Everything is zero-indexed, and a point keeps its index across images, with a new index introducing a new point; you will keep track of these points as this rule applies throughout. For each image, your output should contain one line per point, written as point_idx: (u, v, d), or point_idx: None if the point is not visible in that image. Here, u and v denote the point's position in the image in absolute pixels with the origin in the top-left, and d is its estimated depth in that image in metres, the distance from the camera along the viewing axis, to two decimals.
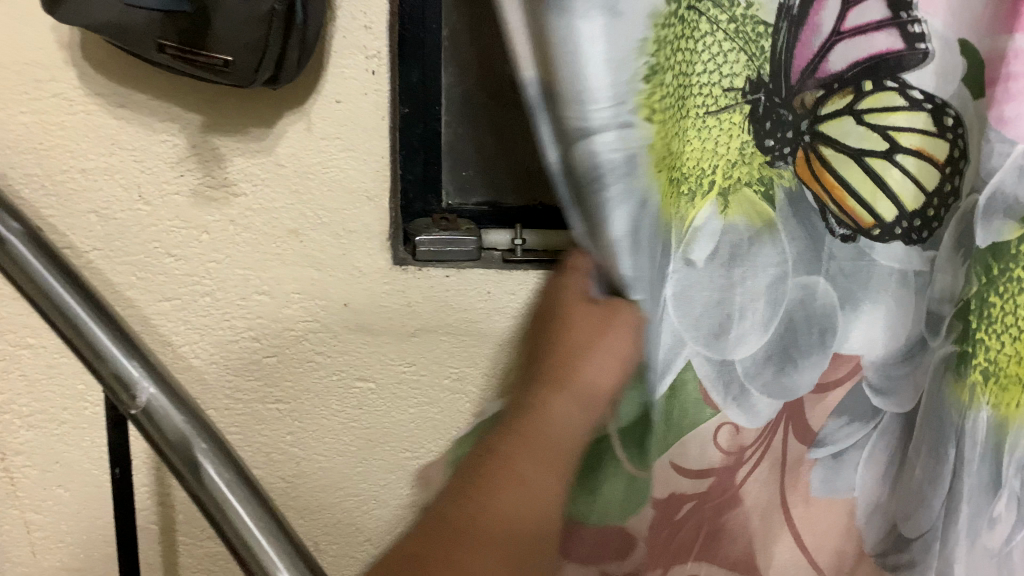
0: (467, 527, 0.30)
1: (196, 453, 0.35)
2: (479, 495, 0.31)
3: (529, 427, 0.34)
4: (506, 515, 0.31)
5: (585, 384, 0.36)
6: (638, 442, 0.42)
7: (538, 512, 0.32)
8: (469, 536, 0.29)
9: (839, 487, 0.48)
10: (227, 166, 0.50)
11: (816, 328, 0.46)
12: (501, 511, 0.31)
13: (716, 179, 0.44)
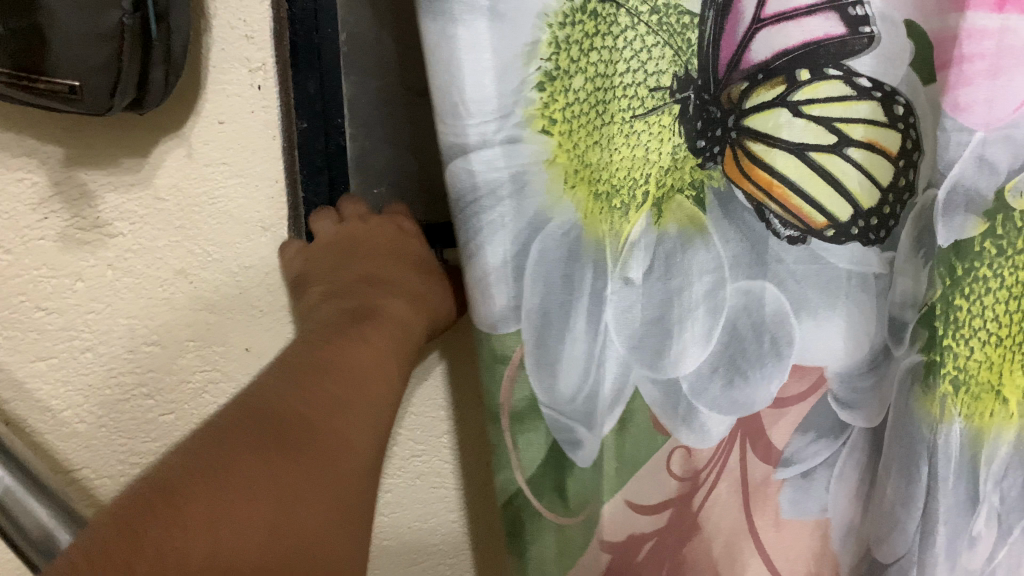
0: (293, 410, 0.31)
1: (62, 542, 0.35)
2: (324, 351, 0.36)
3: (338, 333, 0.37)
4: (335, 376, 0.34)
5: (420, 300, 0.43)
6: (553, 487, 0.42)
7: (363, 357, 0.36)
8: (322, 436, 0.31)
9: (809, 507, 0.45)
10: (98, 204, 0.43)
11: (766, 337, 0.42)
12: (334, 398, 0.33)
13: (649, 189, 0.41)
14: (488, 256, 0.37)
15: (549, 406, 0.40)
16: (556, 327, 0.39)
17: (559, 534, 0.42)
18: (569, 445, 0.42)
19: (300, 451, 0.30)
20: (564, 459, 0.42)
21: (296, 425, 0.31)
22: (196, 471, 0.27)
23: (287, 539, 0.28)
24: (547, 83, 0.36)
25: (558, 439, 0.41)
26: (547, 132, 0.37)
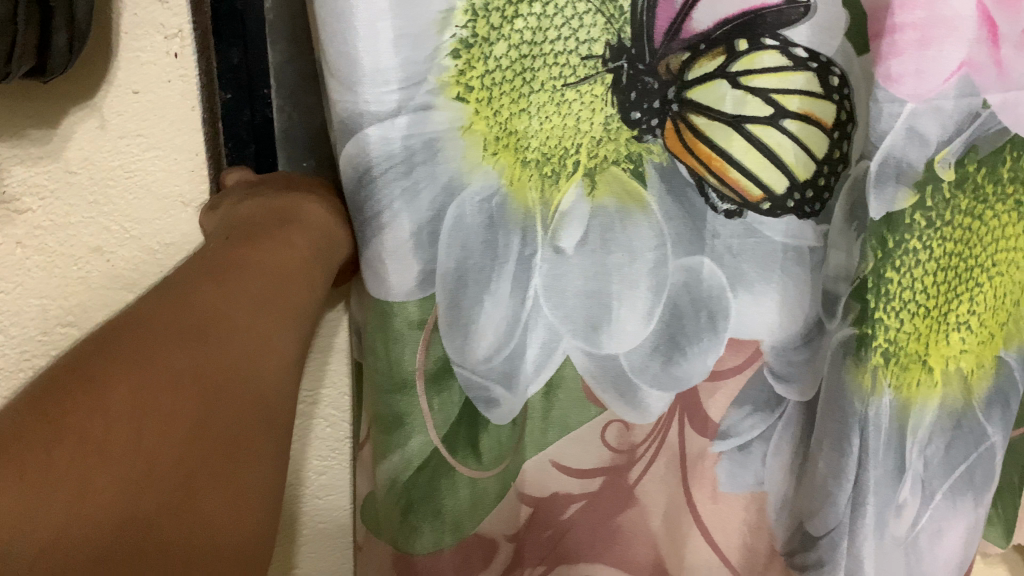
0: (216, 304, 0.29)
1: None
2: (241, 249, 0.33)
3: (259, 233, 0.35)
4: (257, 275, 0.32)
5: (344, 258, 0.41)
6: (469, 443, 0.42)
7: (280, 261, 0.33)
8: (244, 332, 0.29)
9: (744, 479, 0.46)
10: (3, 178, 0.40)
11: (703, 313, 0.43)
12: (256, 295, 0.31)
13: (580, 159, 0.40)
14: (401, 221, 0.36)
15: (459, 363, 0.40)
16: (472, 290, 0.39)
17: (472, 488, 0.42)
18: (482, 406, 0.42)
19: (223, 343, 0.27)
20: (478, 416, 0.42)
21: (220, 318, 0.28)
22: (118, 355, 0.24)
23: (211, 438, 0.25)
24: (463, 50, 0.36)
25: (471, 395, 0.41)
26: (463, 100, 0.37)
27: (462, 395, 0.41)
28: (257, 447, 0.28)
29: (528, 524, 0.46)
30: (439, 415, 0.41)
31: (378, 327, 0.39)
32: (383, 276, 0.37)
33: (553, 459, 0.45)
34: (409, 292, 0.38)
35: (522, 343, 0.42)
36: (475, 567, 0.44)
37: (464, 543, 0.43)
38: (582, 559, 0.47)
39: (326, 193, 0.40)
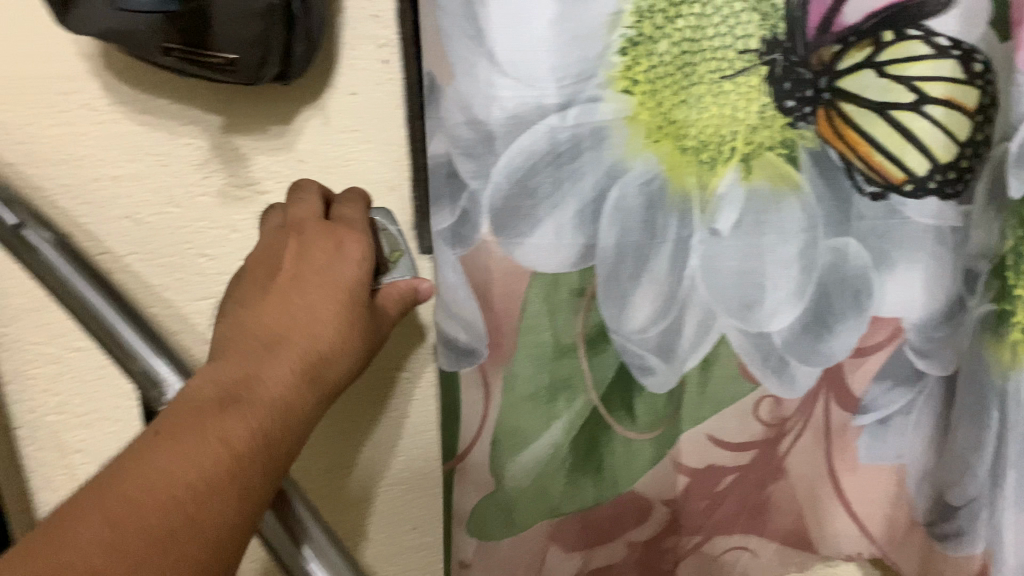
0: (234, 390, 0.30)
1: None
2: (191, 391, 0.30)
3: (231, 363, 0.32)
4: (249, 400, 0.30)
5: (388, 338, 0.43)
6: (624, 405, 0.47)
7: (290, 347, 0.33)
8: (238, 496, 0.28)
9: (883, 454, 0.49)
10: (249, 165, 0.51)
11: (850, 291, 0.46)
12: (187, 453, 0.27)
13: (737, 146, 0.44)
14: (568, 200, 0.42)
15: (617, 332, 0.45)
16: (630, 261, 0.44)
17: (628, 447, 0.47)
18: (638, 373, 0.46)
19: (224, 500, 0.27)
20: (633, 381, 0.46)
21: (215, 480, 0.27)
22: (143, 461, 0.27)
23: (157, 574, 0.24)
24: (631, 48, 0.41)
25: (626, 362, 0.46)
26: (629, 92, 0.42)
27: (618, 360, 0.46)
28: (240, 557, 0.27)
29: (684, 493, 0.50)
30: (596, 376, 0.46)
31: (544, 302, 0.43)
32: (554, 252, 0.43)
33: (708, 434, 0.49)
34: (577, 263, 0.43)
35: (679, 319, 0.46)
36: (631, 525, 0.49)
37: (620, 501, 0.48)
38: (732, 526, 0.51)
39: (339, 281, 0.37)
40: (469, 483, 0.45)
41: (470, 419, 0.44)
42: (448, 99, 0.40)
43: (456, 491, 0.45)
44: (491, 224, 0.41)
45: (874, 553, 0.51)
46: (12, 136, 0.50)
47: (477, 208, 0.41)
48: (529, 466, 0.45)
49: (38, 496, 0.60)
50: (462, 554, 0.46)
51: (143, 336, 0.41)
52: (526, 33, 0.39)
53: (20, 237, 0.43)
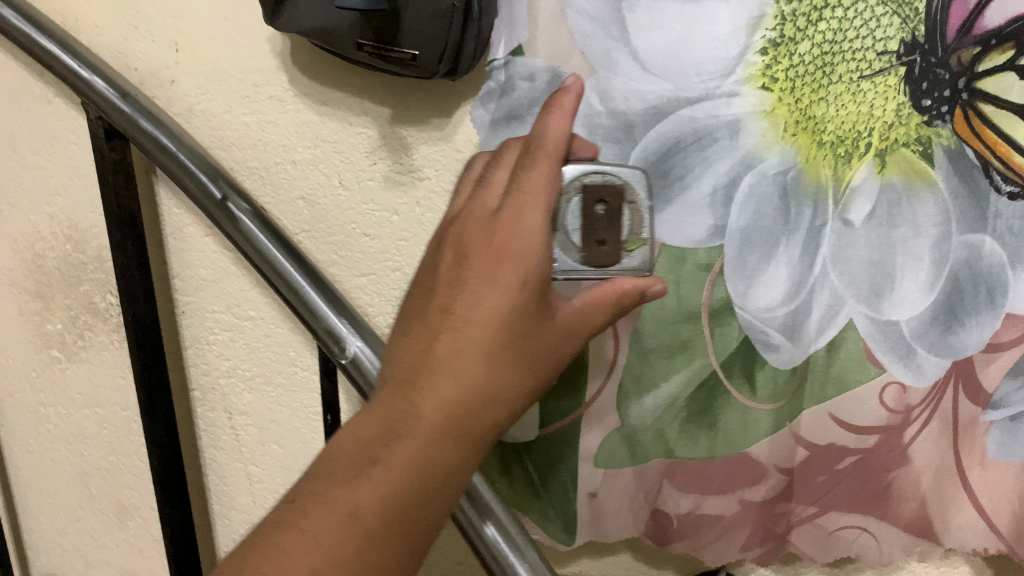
0: (399, 422, 0.33)
1: None
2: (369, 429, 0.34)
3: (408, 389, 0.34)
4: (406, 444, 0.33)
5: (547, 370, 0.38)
6: (745, 374, 0.51)
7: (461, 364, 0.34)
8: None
9: (1015, 449, 0.49)
10: (413, 154, 0.56)
11: (982, 287, 0.47)
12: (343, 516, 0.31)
13: (873, 141, 0.47)
14: (701, 181, 0.48)
15: (742, 308, 0.50)
16: (758, 241, 0.48)
17: (744, 414, 0.51)
18: (761, 347, 0.50)
19: (373, 552, 0.31)
20: (757, 355, 0.50)
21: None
22: (309, 505, 0.32)
23: None
24: (771, 48, 0.46)
25: (750, 336, 0.50)
26: (767, 89, 0.46)
27: (742, 333, 0.50)
28: None
29: (803, 466, 0.52)
30: (720, 345, 0.50)
31: (671, 272, 0.49)
32: (687, 226, 0.49)
33: (831, 413, 0.51)
34: (708, 237, 0.49)
35: (806, 302, 0.49)
36: (746, 487, 0.52)
37: (735, 459, 0.52)
38: (850, 505, 0.52)
39: (525, 257, 0.36)
40: (595, 425, 0.52)
41: (599, 367, 0.51)
42: (580, 91, 0.47)
43: (583, 433, 0.52)
44: None
45: (1000, 549, 0.52)
46: (213, 123, 0.57)
47: None
48: (652, 409, 0.52)
49: (207, 453, 0.67)
50: (589, 485, 0.53)
51: (321, 293, 0.48)
52: (666, 35, 0.46)
53: (225, 208, 0.49)
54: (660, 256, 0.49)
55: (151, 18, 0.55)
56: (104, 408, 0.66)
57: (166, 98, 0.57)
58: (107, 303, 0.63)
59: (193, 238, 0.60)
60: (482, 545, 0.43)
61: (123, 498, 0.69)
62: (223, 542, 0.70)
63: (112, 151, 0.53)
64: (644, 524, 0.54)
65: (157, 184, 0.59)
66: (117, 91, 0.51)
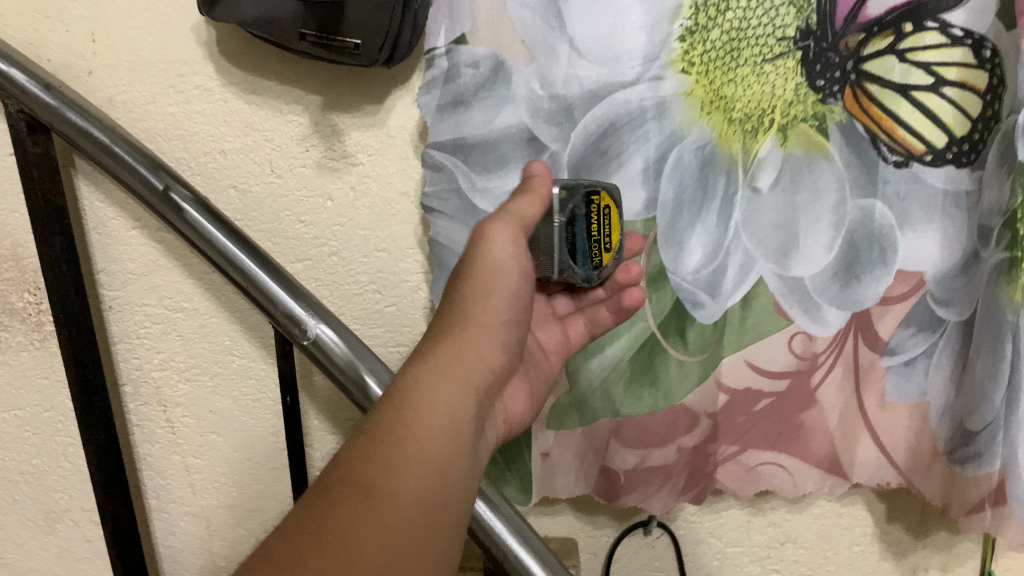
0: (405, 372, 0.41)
1: (363, 374, 0.48)
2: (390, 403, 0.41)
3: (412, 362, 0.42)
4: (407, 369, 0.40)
5: (495, 320, 0.43)
6: (678, 330, 0.55)
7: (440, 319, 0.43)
8: (374, 500, 0.33)
9: (909, 390, 0.55)
10: (346, 140, 0.57)
11: (876, 246, 0.52)
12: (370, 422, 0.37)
13: (776, 118, 0.51)
14: (634, 158, 0.52)
15: (674, 272, 0.54)
16: (687, 211, 0.53)
17: (681, 367, 0.55)
18: (690, 306, 0.54)
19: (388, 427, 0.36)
20: (687, 314, 0.54)
21: (363, 506, 0.33)
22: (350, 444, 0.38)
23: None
24: (688, 35, 0.50)
25: (681, 297, 0.54)
26: (687, 72, 0.51)
27: (674, 295, 0.54)
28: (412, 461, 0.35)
29: (724, 409, 0.57)
30: (656, 308, 0.55)
31: None
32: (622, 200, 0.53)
33: (747, 360, 0.56)
34: (644, 209, 0.53)
35: (723, 263, 0.54)
36: (682, 435, 0.56)
37: (675, 410, 0.56)
38: (769, 443, 0.57)
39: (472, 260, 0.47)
40: None
41: None
42: (521, 77, 0.50)
43: None
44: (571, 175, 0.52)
45: (900, 483, 0.58)
46: (136, 114, 0.56)
47: (557, 164, 0.52)
48: (599, 369, 0.56)
49: (140, 447, 0.66)
50: (543, 445, 0.58)
51: (273, 274, 0.49)
52: (599, 24, 0.50)
53: (168, 198, 0.49)
54: None
55: (68, 9, 0.54)
56: (25, 412, 0.64)
57: (85, 91, 0.56)
58: (25, 303, 0.61)
59: (118, 232, 0.59)
60: (481, 533, 0.45)
61: (52, 504, 0.67)
62: (161, 539, 0.69)
63: (35, 145, 0.52)
64: (592, 480, 0.58)
65: (78, 179, 0.58)
66: (39, 83, 0.50)
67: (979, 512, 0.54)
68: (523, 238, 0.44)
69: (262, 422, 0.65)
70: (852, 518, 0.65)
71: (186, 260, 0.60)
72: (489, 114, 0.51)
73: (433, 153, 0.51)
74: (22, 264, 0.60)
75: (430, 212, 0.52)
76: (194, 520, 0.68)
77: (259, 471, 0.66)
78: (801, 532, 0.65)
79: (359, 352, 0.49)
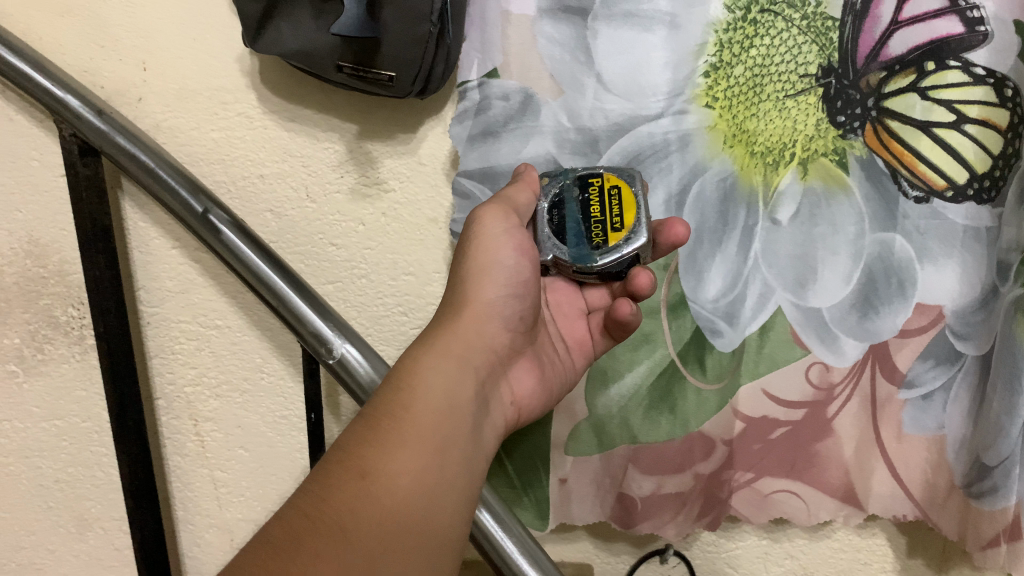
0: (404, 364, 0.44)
1: None
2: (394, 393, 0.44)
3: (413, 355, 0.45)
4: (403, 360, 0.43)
5: (486, 311, 0.46)
6: (696, 359, 0.56)
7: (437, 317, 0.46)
8: (371, 482, 0.36)
9: (926, 423, 0.56)
10: (379, 167, 0.59)
11: (894, 279, 0.53)
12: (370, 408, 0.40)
13: (796, 152, 0.53)
14: (657, 189, 0.54)
15: (693, 300, 0.55)
16: (706, 240, 0.54)
17: (698, 395, 0.56)
18: (709, 334, 0.55)
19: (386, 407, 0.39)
20: (706, 341, 0.56)
21: (358, 488, 0.35)
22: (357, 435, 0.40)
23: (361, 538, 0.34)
24: (712, 71, 0.52)
25: (700, 325, 0.55)
26: (710, 107, 0.52)
27: (693, 324, 0.55)
28: (414, 432, 0.38)
29: (740, 437, 0.58)
30: (675, 336, 0.56)
31: None
32: None
33: (764, 389, 0.56)
34: None
35: (743, 292, 0.55)
36: (698, 462, 0.57)
37: (693, 438, 0.57)
38: (784, 472, 0.58)
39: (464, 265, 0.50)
40: (565, 413, 0.58)
41: None
42: (549, 110, 0.52)
43: (554, 421, 0.59)
44: None
45: (916, 515, 0.58)
46: (180, 139, 0.59)
47: None
48: (618, 397, 0.57)
49: (171, 459, 0.68)
50: (560, 470, 0.59)
51: (301, 294, 0.51)
52: (626, 59, 0.51)
53: (207, 221, 0.52)
54: None
55: (121, 39, 0.57)
56: (63, 421, 0.67)
57: (133, 116, 0.59)
58: (69, 317, 0.63)
59: (159, 251, 0.62)
60: (496, 554, 0.46)
61: (85, 512, 0.70)
62: (187, 550, 0.71)
63: (86, 167, 0.54)
64: (610, 507, 0.59)
65: (123, 199, 0.60)
66: (92, 109, 0.52)
67: (993, 546, 0.54)
68: (513, 216, 0.47)
69: (288, 438, 0.67)
70: (871, 553, 0.64)
71: (221, 280, 0.62)
72: (516, 145, 0.53)
73: (462, 179, 0.53)
74: (67, 279, 0.63)
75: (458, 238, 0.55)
76: (219, 532, 0.70)
77: (283, 486, 0.68)
78: (819, 565, 0.65)
79: (381, 372, 0.50)
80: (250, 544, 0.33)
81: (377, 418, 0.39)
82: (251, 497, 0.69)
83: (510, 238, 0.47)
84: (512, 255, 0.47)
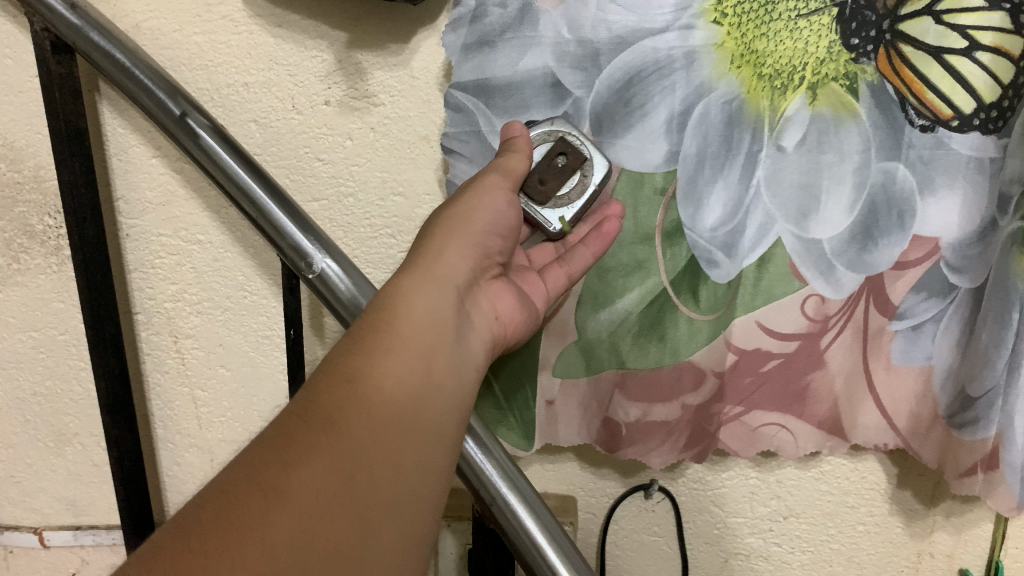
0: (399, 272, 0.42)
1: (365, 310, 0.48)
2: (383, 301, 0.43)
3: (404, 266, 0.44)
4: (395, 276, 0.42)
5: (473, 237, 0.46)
6: (690, 289, 0.55)
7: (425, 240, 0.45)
8: (356, 385, 0.35)
9: (914, 355, 0.55)
10: (369, 79, 0.56)
11: (894, 211, 0.52)
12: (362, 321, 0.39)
13: (806, 75, 0.51)
14: (659, 109, 0.51)
15: (691, 228, 0.54)
16: (708, 164, 0.52)
17: (690, 325, 0.55)
18: (705, 264, 0.54)
19: (372, 323, 0.39)
20: (701, 271, 0.55)
21: (344, 391, 0.35)
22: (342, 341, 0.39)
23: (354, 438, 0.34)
24: None
25: (696, 254, 0.54)
26: (718, 23, 0.50)
27: (689, 251, 0.54)
28: (409, 343, 0.38)
29: (732, 369, 0.57)
30: (669, 264, 0.55)
31: (632, 194, 0.54)
32: (644, 150, 0.52)
33: (758, 321, 0.56)
34: (664, 162, 0.52)
35: (743, 222, 0.53)
36: (687, 393, 0.57)
37: (682, 367, 0.56)
38: (773, 405, 0.58)
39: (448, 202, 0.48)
40: (555, 335, 0.57)
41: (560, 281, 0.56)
42: (548, 20, 0.50)
43: (544, 344, 0.57)
44: (592, 124, 0.52)
45: (898, 444, 0.58)
46: (160, 42, 0.57)
47: (580, 112, 0.52)
48: (608, 323, 0.56)
49: (150, 377, 0.67)
50: (548, 393, 0.58)
51: (274, 199, 0.49)
52: None
53: (185, 124, 0.50)
54: (619, 180, 0.53)
55: None
56: (40, 333, 0.65)
57: (110, 15, 0.56)
58: (45, 226, 0.61)
59: (138, 159, 0.59)
60: (473, 475, 0.45)
61: (63, 427, 0.69)
62: (166, 469, 0.71)
63: (58, 65, 0.52)
64: (596, 432, 0.59)
65: (101, 103, 0.58)
66: (65, 2, 0.50)
67: (971, 476, 0.55)
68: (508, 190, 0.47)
69: (270, 358, 0.66)
70: (858, 495, 0.65)
71: (204, 193, 0.60)
72: (513, 57, 0.51)
73: (455, 92, 0.51)
74: (43, 186, 0.60)
75: (450, 153, 0.53)
76: (199, 452, 0.70)
77: (265, 408, 0.67)
78: (805, 507, 0.66)
79: (362, 288, 0.49)
80: (250, 449, 0.34)
81: (362, 333, 0.38)
82: (232, 417, 0.68)
83: (495, 188, 0.46)
84: (505, 202, 0.47)
